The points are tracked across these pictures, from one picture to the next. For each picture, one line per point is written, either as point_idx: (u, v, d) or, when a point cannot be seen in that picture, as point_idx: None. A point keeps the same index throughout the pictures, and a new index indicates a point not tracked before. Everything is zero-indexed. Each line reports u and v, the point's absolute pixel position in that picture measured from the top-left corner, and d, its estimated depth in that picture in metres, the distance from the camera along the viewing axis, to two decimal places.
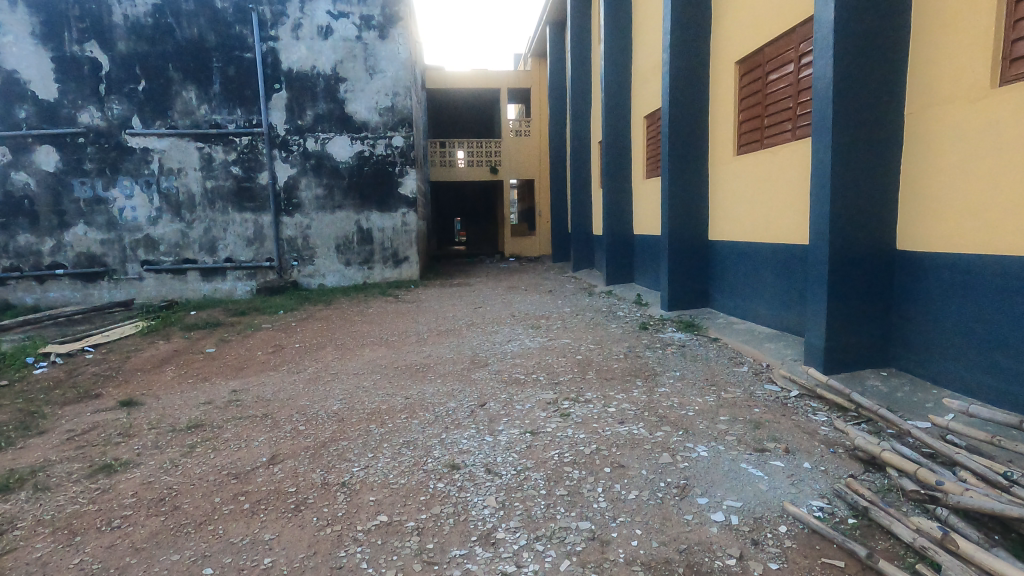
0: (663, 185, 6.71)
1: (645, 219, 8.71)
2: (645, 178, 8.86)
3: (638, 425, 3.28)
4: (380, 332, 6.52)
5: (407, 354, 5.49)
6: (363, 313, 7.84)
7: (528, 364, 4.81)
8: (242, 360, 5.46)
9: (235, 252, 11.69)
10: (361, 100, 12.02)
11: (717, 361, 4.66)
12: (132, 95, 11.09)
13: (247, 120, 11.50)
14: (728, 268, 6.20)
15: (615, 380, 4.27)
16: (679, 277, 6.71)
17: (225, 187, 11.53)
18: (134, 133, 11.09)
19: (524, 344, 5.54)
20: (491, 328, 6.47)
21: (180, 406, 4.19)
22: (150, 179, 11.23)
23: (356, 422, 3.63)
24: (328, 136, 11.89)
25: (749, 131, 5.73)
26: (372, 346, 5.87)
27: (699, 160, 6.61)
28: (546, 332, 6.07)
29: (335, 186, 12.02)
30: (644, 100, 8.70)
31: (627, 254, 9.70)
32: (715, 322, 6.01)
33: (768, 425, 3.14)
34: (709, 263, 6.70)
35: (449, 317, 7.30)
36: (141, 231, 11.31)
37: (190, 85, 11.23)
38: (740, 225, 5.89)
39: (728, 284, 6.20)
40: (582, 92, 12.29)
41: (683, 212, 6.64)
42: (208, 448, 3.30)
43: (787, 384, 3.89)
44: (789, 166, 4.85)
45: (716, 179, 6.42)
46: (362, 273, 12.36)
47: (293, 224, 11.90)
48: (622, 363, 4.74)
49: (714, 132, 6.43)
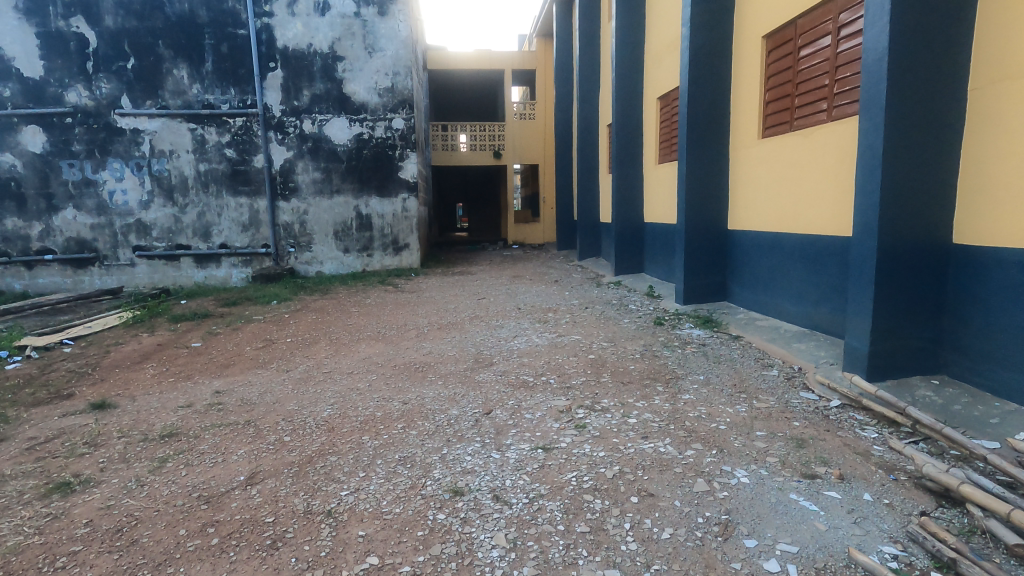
0: (681, 169, 6.26)
1: (658, 205, 8.28)
2: (658, 163, 8.44)
3: (665, 441, 2.91)
4: (378, 325, 6.14)
5: (405, 350, 5.11)
6: (360, 304, 7.46)
7: (536, 365, 4.44)
8: (229, 355, 5.09)
9: (230, 237, 11.28)
10: (360, 79, 11.54)
11: (743, 363, 4.27)
12: (121, 73, 10.62)
13: (241, 101, 11.06)
14: (749, 260, 5.79)
15: (633, 384, 3.89)
16: (696, 269, 6.31)
17: (218, 170, 11.09)
18: (124, 113, 10.64)
19: (531, 341, 5.16)
20: (495, 322, 6.08)
21: (157, 409, 3.83)
22: (141, 161, 10.82)
23: (348, 432, 3.27)
24: (325, 118, 11.43)
25: (776, 111, 5.29)
26: (368, 341, 5.49)
27: (720, 143, 6.17)
28: (554, 327, 5.68)
29: (333, 170, 11.57)
30: (658, 81, 8.25)
31: (636, 243, 9.29)
32: (734, 318, 5.61)
33: (813, 444, 2.76)
34: (727, 254, 6.29)
35: (451, 309, 6.91)
36: (132, 215, 10.91)
37: (181, 63, 10.76)
38: (765, 215, 5.48)
39: (750, 277, 5.78)
40: (590, 73, 11.78)
41: (701, 199, 6.21)
42: (180, 463, 2.94)
43: (826, 393, 3.50)
44: (825, 149, 4.44)
45: (738, 164, 6.00)
46: (361, 260, 11.96)
47: (290, 209, 11.48)
48: (639, 365, 4.36)
49: (737, 114, 5.98)
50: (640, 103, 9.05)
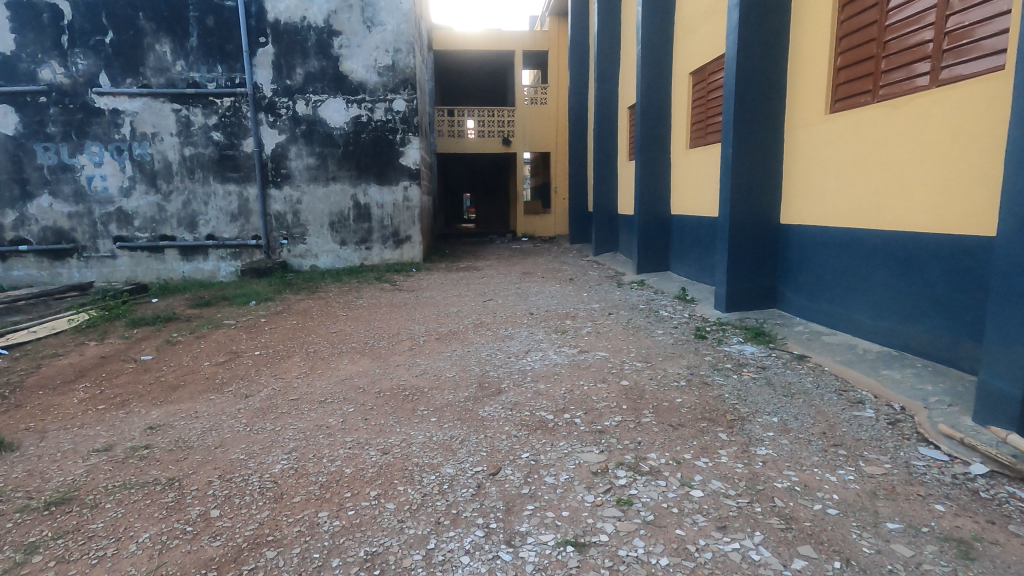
0: (726, 153, 5.29)
1: (689, 195, 7.32)
2: (690, 147, 7.45)
3: (755, 538, 1.97)
4: (366, 334, 5.23)
5: (394, 369, 4.21)
6: (349, 306, 6.54)
7: (556, 396, 3.50)
8: (182, 374, 4.19)
9: (217, 227, 10.41)
10: (358, 56, 10.58)
11: (822, 396, 3.34)
12: (98, 48, 9.73)
13: (228, 79, 10.16)
14: (810, 261, 4.83)
15: (685, 428, 2.97)
16: (741, 270, 5.34)
17: (205, 154, 10.21)
18: (102, 92, 9.75)
19: (548, 359, 4.24)
20: (504, 331, 5.15)
21: (66, 454, 2.94)
22: (121, 144, 9.95)
23: (302, 502, 2.37)
24: (321, 98, 10.51)
25: (852, 79, 4.31)
26: (351, 355, 4.59)
27: (773, 121, 5.18)
28: (575, 341, 4.74)
29: (329, 155, 10.65)
30: (692, 54, 7.26)
31: (662, 239, 8.30)
32: (793, 333, 4.65)
33: (987, 555, 1.82)
34: (778, 253, 5.31)
35: (452, 314, 5.98)
36: (112, 203, 10.06)
37: (164, 38, 9.86)
38: (834, 207, 4.50)
39: (811, 282, 4.81)
40: (609, 51, 10.74)
41: (750, 187, 5.24)
42: (52, 558, 2.04)
43: (961, 451, 2.51)
44: (937, 125, 3.46)
45: (795, 145, 5.01)
46: (359, 253, 11.05)
47: (282, 198, 10.59)
48: (689, 397, 3.41)
49: (796, 86, 4.98)
50: (668, 81, 8.07)
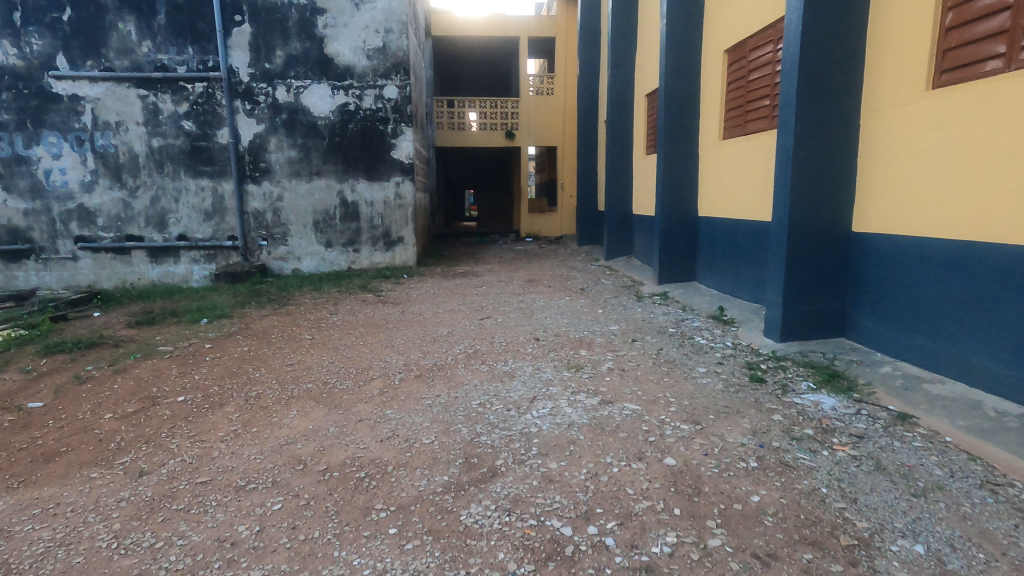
0: (787, 144, 4.20)
1: (725, 194, 6.21)
2: (724, 139, 6.35)
3: None
4: (329, 368, 4.16)
5: (352, 429, 3.14)
6: (319, 325, 5.46)
7: (575, 487, 2.43)
8: (73, 434, 3.12)
9: (189, 227, 9.35)
10: (345, 37, 9.48)
11: (968, 496, 2.25)
12: (55, 26, 8.65)
13: (200, 62, 9.08)
14: (899, 282, 3.73)
15: (784, 567, 1.89)
16: (802, 288, 4.26)
17: (175, 146, 9.16)
18: (59, 76, 8.70)
19: (560, 417, 3.17)
20: (503, 367, 4.08)
21: None
22: (82, 134, 8.90)
23: None
24: (303, 84, 9.43)
25: (965, 41, 3.21)
26: (303, 403, 3.52)
27: (846, 103, 4.08)
28: (595, 385, 3.67)
29: (312, 148, 9.57)
30: (728, 27, 6.14)
31: (688, 245, 7.20)
32: (879, 376, 3.56)
33: None
34: (849, 270, 4.21)
35: (441, 340, 4.89)
36: (73, 200, 9.00)
37: (128, 15, 8.80)
38: (939, 211, 3.41)
39: (902, 311, 3.72)
40: (626, 33, 9.63)
41: (815, 185, 4.15)
42: None
43: None
44: None
45: (880, 131, 3.89)
46: (346, 256, 9.97)
47: (260, 194, 9.53)
48: (771, 495, 2.32)
49: (878, 57, 3.88)
50: (697, 61, 6.95)
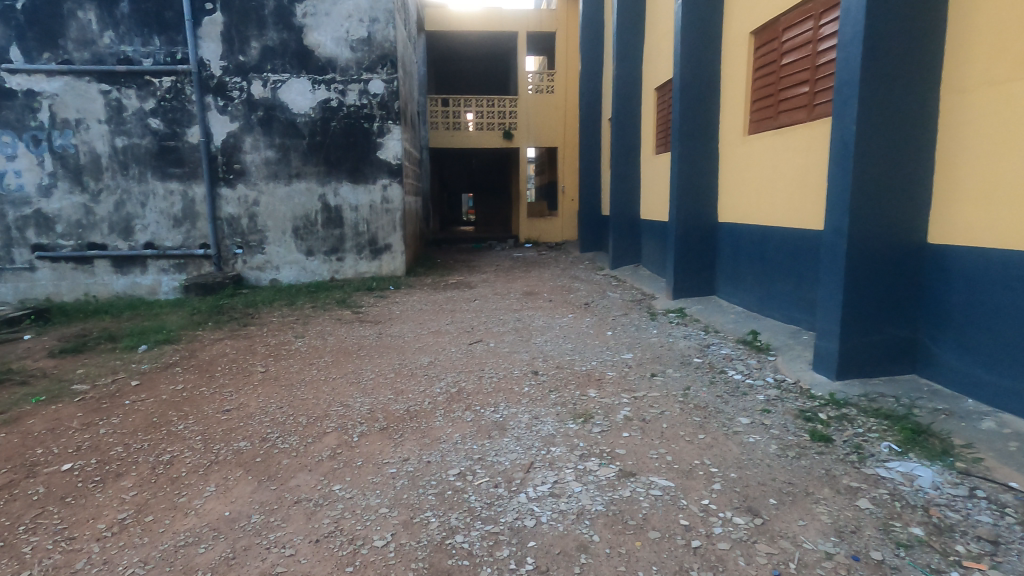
0: (846, 136, 3.36)
1: (753, 196, 5.36)
2: (751, 134, 5.51)
3: None
4: (273, 416, 3.31)
5: (282, 519, 2.29)
6: (278, 353, 4.62)
7: None
8: None
9: (157, 234, 8.52)
10: (326, 27, 8.65)
11: None
12: (7, 15, 7.84)
13: (168, 54, 8.27)
14: (1001, 309, 2.88)
15: None
16: (865, 314, 3.42)
17: (141, 145, 8.34)
18: (13, 69, 7.88)
19: (567, 502, 2.32)
20: (491, 415, 3.24)
21: None
22: (38, 133, 8.07)
23: None
24: (281, 78, 8.60)
25: None
26: (227, 473, 2.67)
27: (923, 84, 3.24)
28: (610, 444, 2.83)
29: (291, 147, 8.75)
30: (757, 6, 5.31)
31: (708, 254, 6.36)
32: (985, 434, 2.70)
33: None
34: (925, 293, 3.36)
35: (419, 374, 4.05)
36: (29, 205, 8.17)
37: (88, 3, 7.99)
38: None
39: (1005, 347, 2.87)
40: (633, 22, 8.79)
41: (883, 185, 3.32)
42: None
43: None
44: None
45: (971, 118, 3.04)
46: (329, 265, 9.12)
47: (234, 199, 8.70)
48: None
49: (971, 25, 3.02)
50: (718, 47, 6.12)
